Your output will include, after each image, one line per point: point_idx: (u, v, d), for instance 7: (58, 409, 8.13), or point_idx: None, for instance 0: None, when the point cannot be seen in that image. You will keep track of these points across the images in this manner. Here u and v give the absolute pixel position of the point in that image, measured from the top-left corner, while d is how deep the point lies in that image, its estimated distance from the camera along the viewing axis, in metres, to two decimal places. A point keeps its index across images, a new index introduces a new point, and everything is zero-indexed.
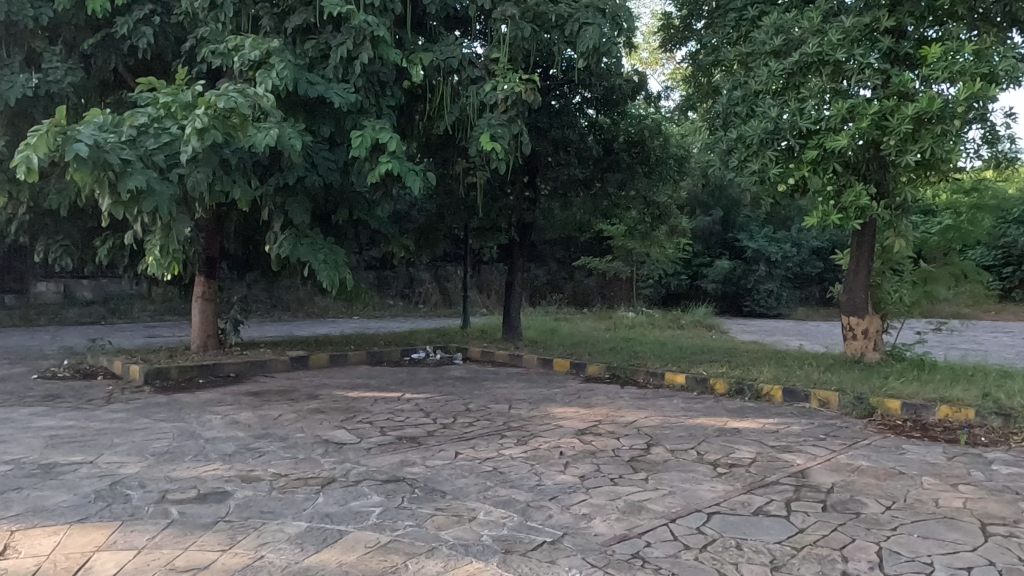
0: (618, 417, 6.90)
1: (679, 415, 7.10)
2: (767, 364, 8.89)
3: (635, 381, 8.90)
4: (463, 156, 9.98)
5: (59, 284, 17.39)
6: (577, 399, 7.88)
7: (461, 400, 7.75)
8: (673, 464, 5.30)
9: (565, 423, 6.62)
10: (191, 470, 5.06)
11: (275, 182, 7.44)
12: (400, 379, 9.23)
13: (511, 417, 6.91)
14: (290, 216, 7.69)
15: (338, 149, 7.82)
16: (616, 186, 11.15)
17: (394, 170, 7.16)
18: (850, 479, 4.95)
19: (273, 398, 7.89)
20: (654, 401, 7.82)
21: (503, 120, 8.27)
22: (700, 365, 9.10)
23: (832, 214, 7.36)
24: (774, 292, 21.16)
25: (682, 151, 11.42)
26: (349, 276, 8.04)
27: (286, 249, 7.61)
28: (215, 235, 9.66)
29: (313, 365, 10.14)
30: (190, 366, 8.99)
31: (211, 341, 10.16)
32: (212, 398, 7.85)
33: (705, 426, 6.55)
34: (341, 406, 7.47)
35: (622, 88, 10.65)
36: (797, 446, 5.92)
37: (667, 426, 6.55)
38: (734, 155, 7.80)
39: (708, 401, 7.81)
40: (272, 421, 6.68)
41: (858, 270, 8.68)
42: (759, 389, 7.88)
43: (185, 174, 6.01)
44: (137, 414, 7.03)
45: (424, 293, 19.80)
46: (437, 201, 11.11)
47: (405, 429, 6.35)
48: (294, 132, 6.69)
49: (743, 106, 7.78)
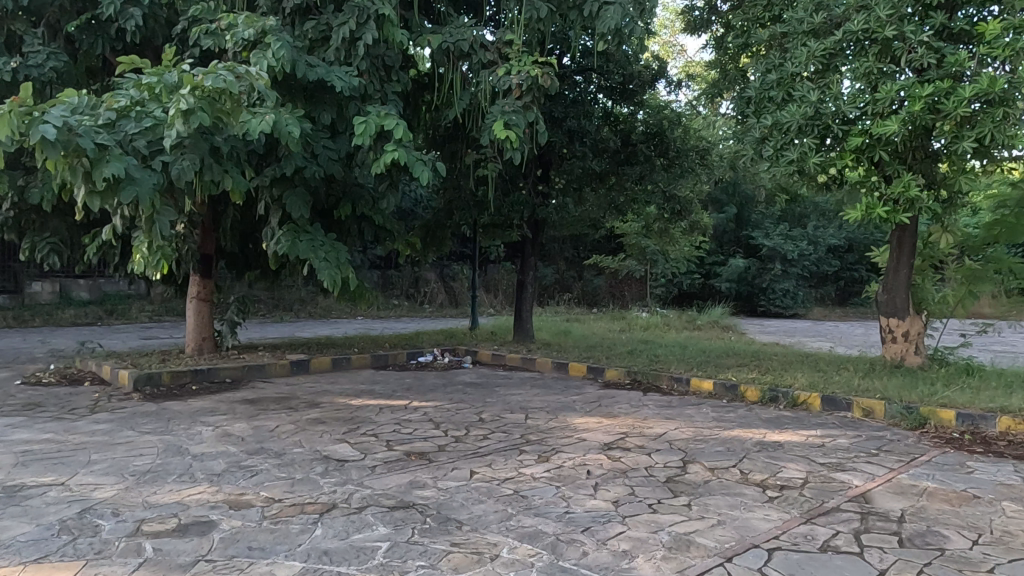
0: (645, 429, 6.31)
1: (711, 426, 6.52)
2: (801, 368, 8.30)
3: (658, 387, 8.32)
4: (474, 148, 9.41)
5: (55, 284, 16.94)
6: (598, 407, 7.30)
7: (474, 409, 7.18)
8: (716, 486, 4.71)
9: (588, 436, 6.04)
10: (174, 494, 4.48)
11: (271, 173, 6.85)
12: (407, 384, 8.66)
13: (529, 428, 6.34)
14: (289, 210, 7.05)
15: (340, 138, 7.23)
16: (634, 179, 10.56)
17: (401, 159, 6.56)
18: (920, 505, 4.35)
19: (271, 407, 7.33)
20: (682, 410, 7.23)
21: (517, 107, 7.65)
22: (727, 369, 8.53)
23: (878, 206, 6.76)
24: (789, 291, 20.63)
25: (704, 144, 10.86)
26: (353, 275, 7.45)
27: (284, 246, 7.04)
28: (211, 232, 9.12)
29: (315, 369, 9.58)
30: (183, 372, 8.43)
31: (206, 344, 9.56)
32: (205, 407, 7.28)
33: (743, 440, 5.98)
34: (344, 416, 6.90)
35: (641, 76, 10.25)
36: (851, 462, 5.33)
37: (701, 439, 5.97)
38: (768, 145, 7.21)
39: (740, 410, 7.22)
40: (268, 433, 6.11)
41: (898, 269, 8.09)
42: (796, 396, 7.28)
43: (171, 163, 5.42)
44: (122, 425, 6.47)
45: (430, 292, 19.22)
46: (444, 195, 10.52)
47: (414, 443, 5.78)
48: (292, 118, 6.10)
49: (779, 90, 7.18)
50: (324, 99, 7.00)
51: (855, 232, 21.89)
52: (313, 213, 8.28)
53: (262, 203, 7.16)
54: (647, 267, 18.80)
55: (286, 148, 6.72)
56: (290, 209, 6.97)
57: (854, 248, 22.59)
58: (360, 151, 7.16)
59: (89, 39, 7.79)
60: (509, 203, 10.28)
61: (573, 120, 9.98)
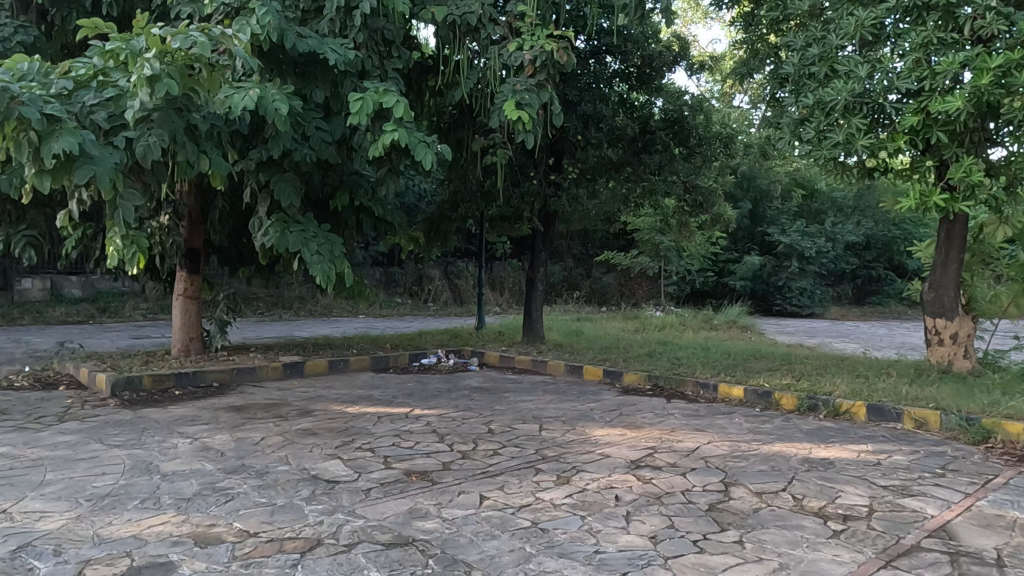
0: (676, 444, 5.62)
1: (749, 440, 5.83)
2: (840, 373, 7.61)
3: (682, 394, 7.63)
4: (481, 134, 8.76)
5: (45, 280, 16.31)
6: (620, 417, 6.61)
7: (482, 418, 6.50)
8: (768, 517, 4.02)
9: (611, 453, 5.35)
10: (131, 527, 3.81)
11: (255, 156, 6.15)
12: (409, 390, 7.97)
13: (544, 441, 5.66)
14: (278, 198, 6.35)
15: (334, 119, 6.54)
16: (653, 169, 9.85)
17: (402, 140, 5.89)
18: (1017, 543, 3.66)
19: (258, 415, 6.65)
20: (712, 420, 6.54)
21: (530, 86, 6.96)
22: (757, 374, 7.84)
23: (934, 195, 6.08)
24: (806, 290, 19.90)
25: (728, 131, 10.19)
26: (348, 270, 6.78)
27: (271, 238, 6.36)
28: (199, 224, 8.58)
29: (310, 373, 8.91)
30: (165, 376, 7.77)
31: (194, 345, 8.88)
32: (185, 416, 6.60)
33: (787, 457, 5.28)
34: (338, 426, 6.21)
35: (663, 57, 9.57)
36: (917, 485, 4.62)
37: (740, 457, 5.28)
38: (809, 126, 6.49)
39: (776, 421, 6.54)
40: (251, 448, 5.42)
41: (946, 265, 7.39)
42: (838, 405, 6.61)
43: (136, 139, 4.78)
44: (89, 436, 5.79)
45: (434, 290, 18.53)
46: (451, 186, 9.81)
47: (415, 460, 5.10)
48: (281, 95, 5.46)
49: (821, 65, 6.46)
50: (316, 75, 6.30)
51: (873, 229, 21.15)
52: (307, 203, 7.60)
53: (247, 190, 6.50)
54: (661, 263, 17.90)
55: (274, 127, 6.03)
56: (278, 196, 6.29)
57: (872, 246, 21.86)
58: (356, 132, 6.48)
59: (63, 12, 7.08)
60: (519, 194, 9.62)
61: (589, 105, 9.30)
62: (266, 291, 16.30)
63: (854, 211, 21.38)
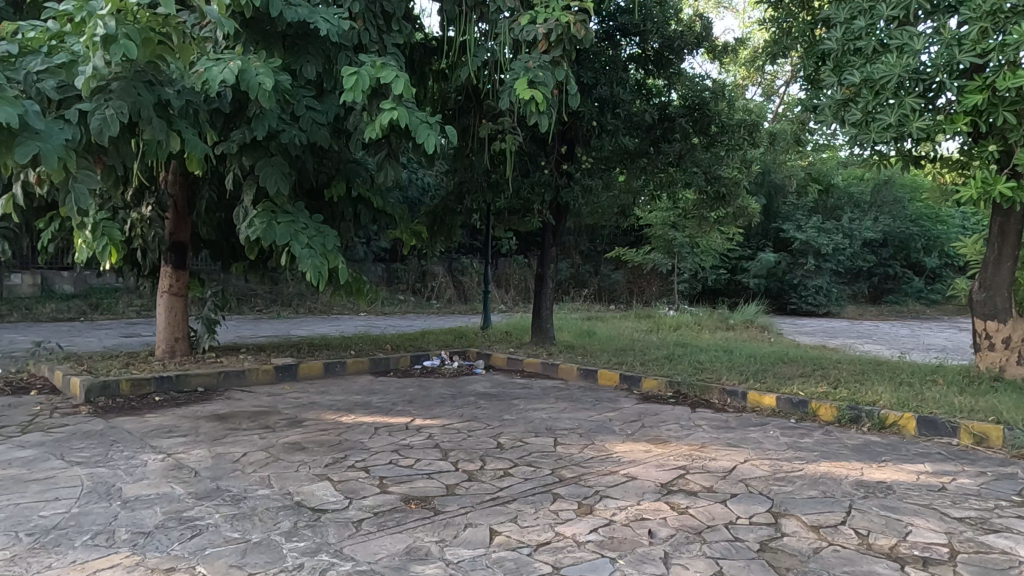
0: (709, 464, 4.99)
1: (790, 458, 5.18)
2: (880, 381, 6.97)
3: (708, 402, 6.98)
4: (489, 119, 8.18)
5: (36, 276, 15.75)
6: (642, 429, 5.98)
7: (491, 430, 5.86)
8: (833, 561, 3.38)
9: (637, 474, 4.71)
10: (74, 572, 3.18)
11: (238, 137, 5.51)
12: (410, 396, 7.32)
13: (560, 459, 5.03)
14: (263, 185, 5.69)
15: (326, 98, 5.93)
16: (672, 158, 9.21)
17: (401, 120, 5.26)
18: None
19: (243, 425, 6.02)
20: (745, 434, 5.90)
21: (543, 62, 6.32)
22: (788, 380, 7.21)
23: (998, 182, 5.44)
24: (823, 288, 19.22)
25: (753, 119, 9.47)
26: (343, 265, 6.14)
27: (256, 230, 5.76)
28: (184, 215, 7.87)
29: (304, 376, 8.27)
30: (145, 381, 7.14)
31: (180, 346, 8.20)
32: (161, 426, 5.97)
33: (838, 480, 4.64)
34: (330, 438, 5.58)
35: (685, 37, 8.95)
36: (997, 517, 3.97)
37: (784, 480, 4.64)
38: (853, 106, 5.85)
39: (816, 435, 5.91)
40: (229, 466, 4.80)
41: (999, 262, 6.74)
42: (884, 417, 5.97)
43: (90, 112, 4.23)
44: (51, 451, 5.17)
45: (437, 287, 17.91)
46: (455, 175, 9.17)
47: (414, 482, 4.47)
48: (265, 76, 4.93)
49: (868, 39, 5.80)
50: (307, 48, 5.66)
51: (891, 225, 20.47)
52: (299, 193, 6.98)
53: (230, 176, 5.87)
54: (674, 260, 17.21)
55: (259, 105, 5.39)
56: (264, 182, 5.63)
57: (890, 243, 21.19)
58: (351, 113, 5.85)
59: None
60: (529, 184, 9.01)
61: (605, 87, 8.66)
62: (264, 287, 15.69)
63: (872, 206, 20.72)
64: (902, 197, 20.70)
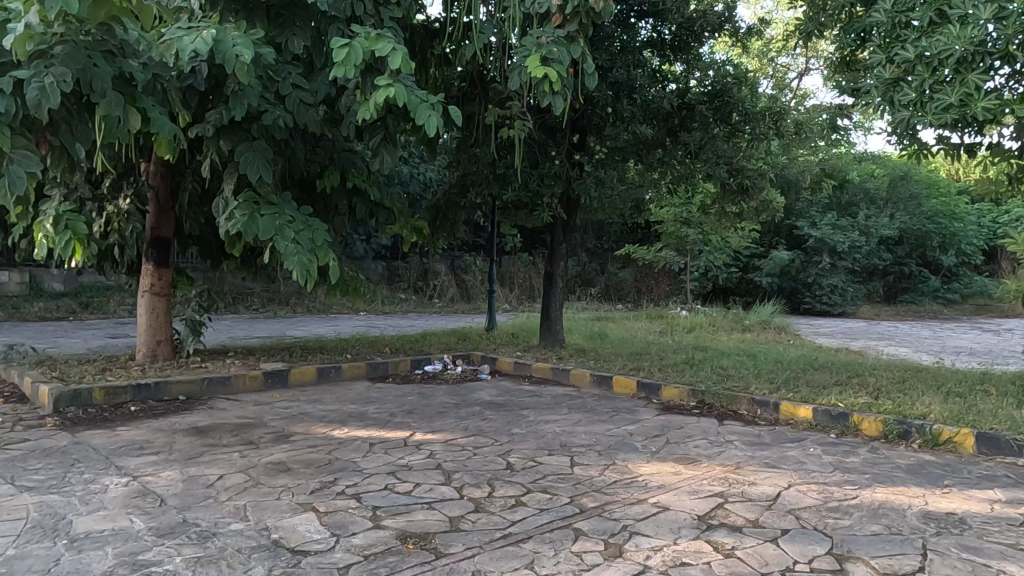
0: (749, 491, 4.36)
1: (840, 483, 4.56)
2: (925, 390, 6.35)
3: (736, 414, 6.36)
4: (496, 105, 7.65)
5: (24, 274, 15.17)
6: (667, 446, 5.36)
7: (499, 447, 5.24)
8: None
9: (669, 504, 4.10)
10: None
11: (214, 118, 4.91)
12: (409, 406, 6.70)
13: (579, 483, 4.41)
14: (243, 173, 5.07)
15: (316, 76, 5.33)
16: (691, 148, 8.48)
17: (397, 98, 4.64)
18: None
19: (223, 441, 5.40)
20: (783, 451, 5.28)
21: (559, 38, 5.72)
22: (823, 389, 6.60)
23: None
24: (838, 287, 18.60)
25: (778, 107, 8.77)
26: (334, 263, 5.50)
27: (237, 223, 5.15)
28: (167, 209, 7.28)
29: (296, 382, 7.65)
30: (120, 389, 6.54)
31: (162, 350, 7.57)
32: (132, 442, 5.36)
33: (902, 512, 4.01)
34: (319, 457, 4.96)
35: (706, 18, 8.32)
36: None
37: (839, 511, 4.02)
38: (905, 84, 5.24)
39: (862, 453, 5.28)
40: (201, 494, 4.19)
41: None
42: (937, 433, 5.35)
43: (27, 80, 3.64)
44: (3, 472, 4.57)
45: (440, 286, 17.31)
46: (458, 167, 8.56)
47: (413, 514, 3.86)
48: (244, 48, 4.36)
49: (925, 9, 5.19)
50: (294, 20, 5.09)
51: (907, 222, 19.88)
52: (289, 183, 6.39)
53: (208, 163, 5.27)
54: (686, 258, 16.56)
55: (237, 81, 4.79)
56: (244, 168, 5.00)
57: (905, 240, 20.55)
58: (344, 92, 5.26)
59: None
60: (538, 175, 8.30)
61: (621, 72, 8.13)
62: (260, 285, 15.09)
63: (888, 203, 20.07)
64: (918, 192, 20.11)
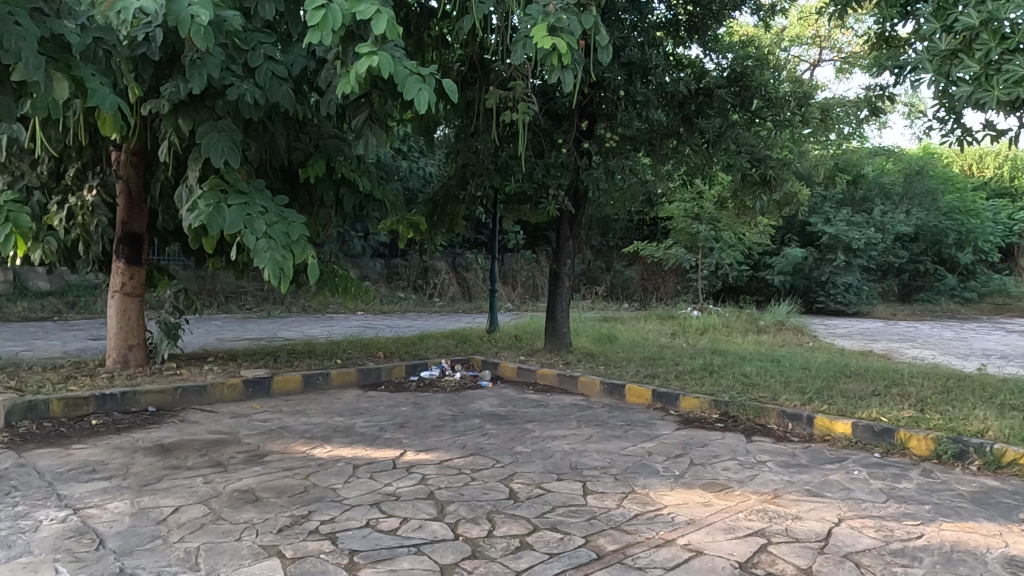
0: (794, 527, 3.71)
1: (899, 516, 3.91)
2: (976, 403, 5.68)
3: (765, 429, 5.71)
4: (498, 87, 6.97)
5: (7, 272, 14.51)
6: (691, 468, 4.70)
7: (501, 471, 4.59)
8: None
9: (702, 546, 3.45)
10: None
11: (169, 91, 4.33)
12: (401, 418, 6.05)
13: (595, 519, 3.75)
14: (206, 156, 4.44)
15: (291, 48, 4.71)
16: (710, 135, 7.75)
17: (381, 67, 3.98)
18: None
19: (187, 463, 4.75)
20: (824, 475, 4.63)
21: (569, 6, 5.05)
22: (861, 400, 5.94)
23: None
24: (852, 287, 17.93)
25: (806, 91, 8.02)
26: (312, 259, 4.83)
27: (199, 215, 4.54)
28: (138, 203, 6.59)
29: (279, 391, 7.00)
30: (82, 400, 5.91)
31: (134, 355, 6.92)
32: (85, 464, 4.72)
33: (981, 557, 3.36)
34: (294, 483, 4.31)
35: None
36: None
37: (907, 556, 3.37)
38: (969, 54, 4.57)
39: (916, 476, 4.63)
40: (149, 533, 3.55)
41: None
42: (1000, 454, 4.70)
43: None
44: None
45: (440, 284, 16.68)
46: (457, 157, 7.97)
47: (397, 562, 3.21)
48: (200, 7, 3.70)
49: None
50: None
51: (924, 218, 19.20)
52: (268, 172, 5.76)
53: (167, 146, 4.65)
54: (697, 256, 15.89)
55: (196, 49, 4.16)
56: (207, 151, 4.37)
57: (921, 237, 19.87)
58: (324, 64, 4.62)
59: None
60: (543, 165, 7.64)
61: (635, 50, 7.43)
62: (253, 284, 14.44)
63: (904, 198, 19.38)
64: (935, 187, 19.43)
